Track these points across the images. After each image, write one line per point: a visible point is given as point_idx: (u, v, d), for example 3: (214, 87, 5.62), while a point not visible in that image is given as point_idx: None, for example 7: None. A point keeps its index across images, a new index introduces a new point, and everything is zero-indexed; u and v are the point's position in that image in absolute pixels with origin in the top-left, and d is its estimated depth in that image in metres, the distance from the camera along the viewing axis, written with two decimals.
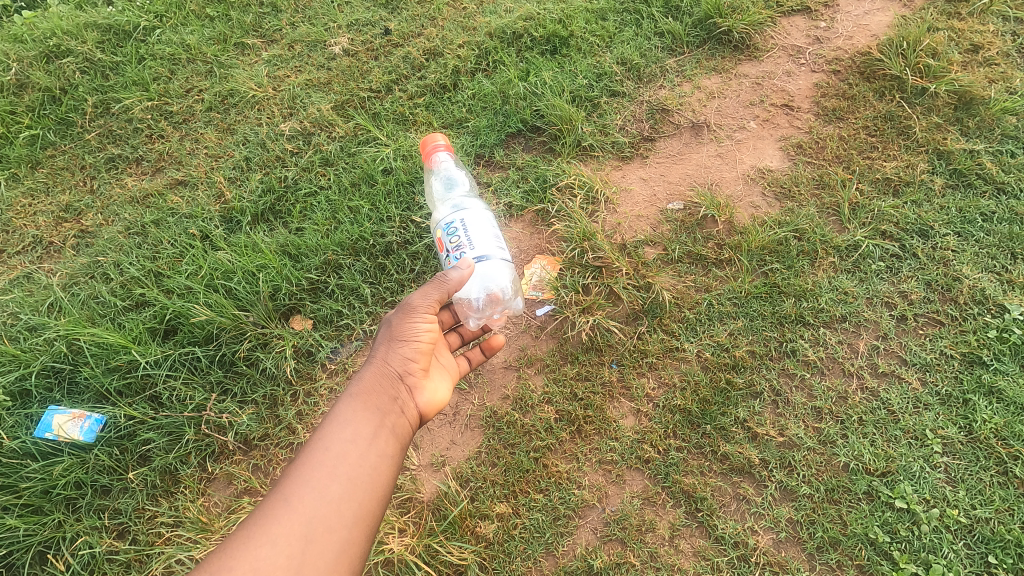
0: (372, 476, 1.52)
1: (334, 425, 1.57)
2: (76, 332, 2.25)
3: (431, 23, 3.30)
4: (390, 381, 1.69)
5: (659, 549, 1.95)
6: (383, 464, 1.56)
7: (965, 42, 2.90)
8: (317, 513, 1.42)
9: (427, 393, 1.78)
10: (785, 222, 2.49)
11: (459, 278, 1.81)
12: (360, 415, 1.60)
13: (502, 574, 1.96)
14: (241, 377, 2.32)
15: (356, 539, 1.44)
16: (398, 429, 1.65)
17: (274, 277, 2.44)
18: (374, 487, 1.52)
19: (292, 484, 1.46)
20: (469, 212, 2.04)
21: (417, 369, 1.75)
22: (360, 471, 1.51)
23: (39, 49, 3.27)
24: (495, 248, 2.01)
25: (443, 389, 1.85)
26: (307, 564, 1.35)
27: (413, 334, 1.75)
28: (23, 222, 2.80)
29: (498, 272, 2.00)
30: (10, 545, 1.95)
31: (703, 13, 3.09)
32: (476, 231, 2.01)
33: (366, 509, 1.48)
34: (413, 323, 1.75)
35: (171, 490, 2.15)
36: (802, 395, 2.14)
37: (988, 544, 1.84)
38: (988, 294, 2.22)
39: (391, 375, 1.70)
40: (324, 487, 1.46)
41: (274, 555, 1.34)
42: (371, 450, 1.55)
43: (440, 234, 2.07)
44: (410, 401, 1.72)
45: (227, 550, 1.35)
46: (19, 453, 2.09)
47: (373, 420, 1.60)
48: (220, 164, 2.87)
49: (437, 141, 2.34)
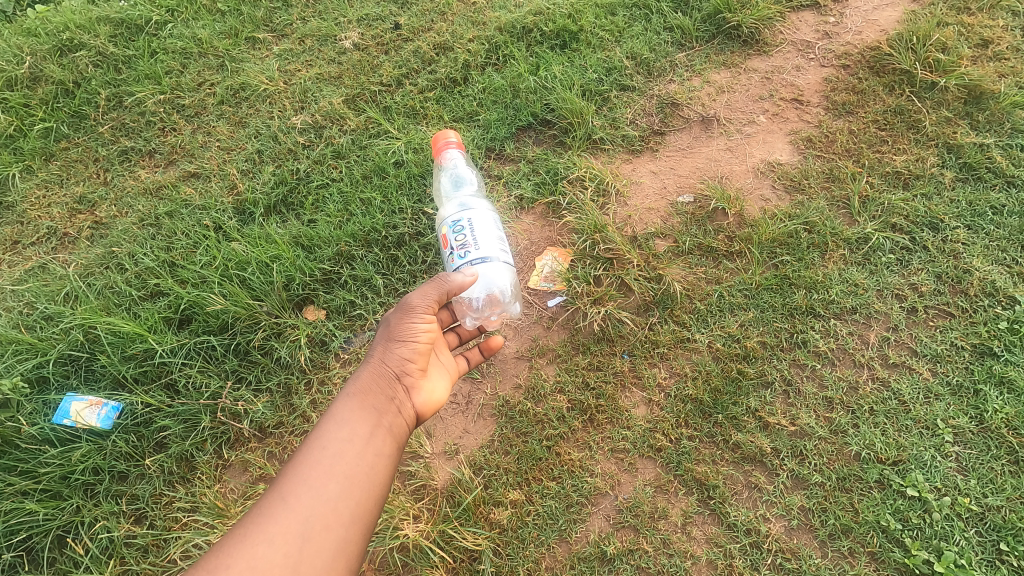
0: (369, 475, 1.52)
1: (331, 425, 1.56)
2: (93, 321, 2.28)
3: (441, 18, 3.32)
4: (387, 381, 1.69)
5: (672, 536, 1.97)
6: (380, 463, 1.55)
7: (975, 36, 2.91)
8: (315, 511, 1.41)
9: (424, 394, 1.77)
10: (795, 215, 2.50)
11: (462, 283, 1.83)
12: (357, 415, 1.59)
13: (515, 560, 1.97)
14: (255, 365, 2.34)
15: (354, 537, 1.43)
16: (394, 429, 1.65)
17: (288, 268, 2.46)
18: (372, 485, 1.51)
19: (289, 482, 1.45)
20: (476, 211, 2.01)
21: (414, 369, 1.74)
22: (357, 469, 1.50)
23: (52, 43, 3.29)
24: (500, 251, 1.99)
25: (440, 389, 1.85)
26: (304, 561, 1.34)
27: (412, 335, 1.74)
28: (37, 214, 2.82)
29: (501, 276, 2.00)
30: (30, 529, 1.99)
31: (713, 8, 3.10)
32: (483, 232, 1.99)
33: (364, 508, 1.47)
34: (412, 323, 1.74)
35: (187, 477, 2.17)
36: (813, 386, 2.16)
37: (1000, 532, 1.85)
38: (999, 286, 2.23)
39: (388, 375, 1.69)
40: (321, 485, 1.45)
41: (271, 553, 1.33)
42: (368, 449, 1.55)
43: (444, 229, 2.02)
44: (407, 401, 1.72)
45: (223, 548, 1.34)
46: (37, 439, 2.11)
47: (369, 419, 1.60)
48: (232, 157, 2.89)
49: (450, 138, 2.33)
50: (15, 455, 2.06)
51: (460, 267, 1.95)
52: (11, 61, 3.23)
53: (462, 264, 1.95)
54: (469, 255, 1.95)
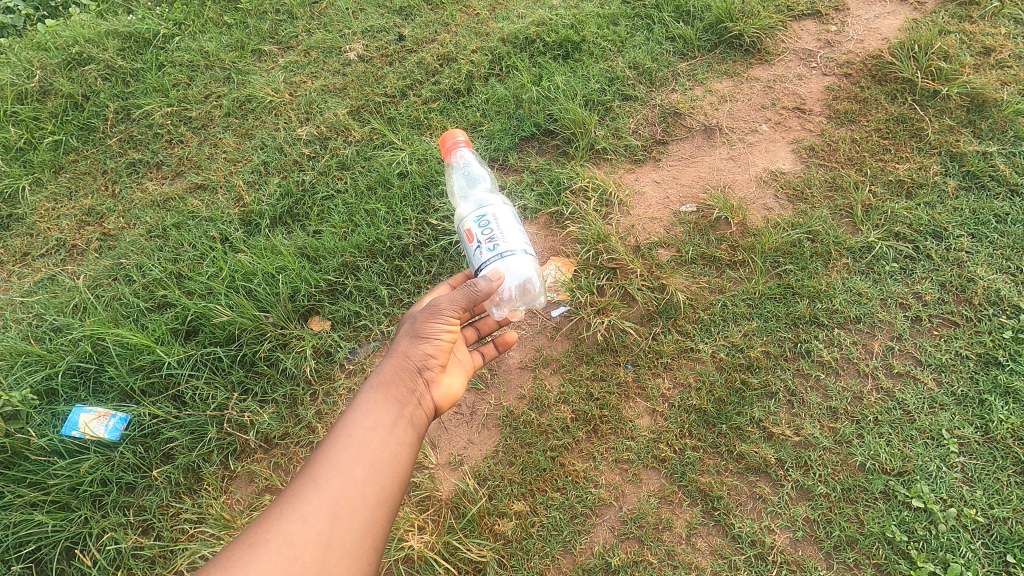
0: (395, 462, 1.50)
1: (356, 414, 1.54)
2: (101, 332, 2.30)
3: (444, 29, 3.37)
4: (409, 374, 1.66)
5: (676, 547, 1.96)
6: (404, 451, 1.54)
7: (977, 44, 2.92)
8: (343, 494, 1.40)
9: (442, 387, 1.75)
10: (799, 224, 2.51)
11: (488, 289, 1.76)
12: (382, 404, 1.57)
13: (520, 572, 1.97)
14: (261, 376, 2.36)
15: (379, 521, 1.42)
16: (416, 420, 1.62)
17: (294, 279, 2.48)
18: (397, 472, 1.50)
19: (319, 466, 1.44)
20: (498, 206, 1.95)
21: (436, 363, 1.72)
22: (383, 455, 1.49)
23: (62, 57, 3.34)
24: (525, 244, 1.93)
25: (457, 383, 1.82)
26: (334, 541, 1.34)
27: (435, 331, 1.72)
28: (46, 226, 2.85)
29: (528, 269, 1.93)
30: (39, 540, 2.00)
31: (715, 17, 3.13)
32: (508, 226, 1.92)
33: (390, 492, 1.46)
34: (435, 320, 1.72)
35: (194, 488, 2.18)
36: (817, 396, 2.15)
37: (1007, 543, 1.83)
38: (1003, 295, 2.23)
39: (411, 367, 1.66)
40: (349, 468, 1.44)
41: (305, 530, 1.33)
42: (393, 438, 1.53)
43: (467, 226, 1.95)
44: (427, 394, 1.69)
45: (257, 526, 1.34)
46: (46, 450, 2.13)
47: (393, 409, 1.58)
48: (239, 168, 2.93)
49: (458, 137, 2.22)
50: (25, 466, 2.08)
51: (487, 261, 1.88)
52: (22, 75, 3.26)
53: (489, 258, 1.88)
54: (497, 248, 1.88)
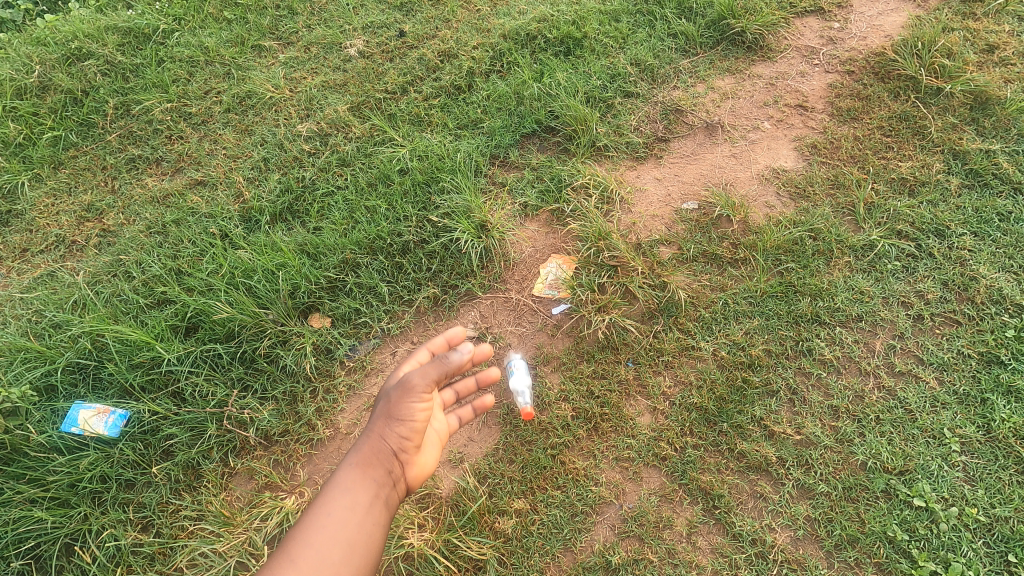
0: (367, 544, 1.66)
1: (332, 495, 1.70)
2: (100, 329, 2.30)
3: (445, 25, 3.36)
4: (384, 456, 1.78)
5: (677, 546, 1.95)
6: (376, 532, 1.69)
7: (980, 42, 2.91)
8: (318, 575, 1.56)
9: (415, 468, 1.86)
10: (801, 222, 2.50)
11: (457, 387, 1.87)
12: (357, 484, 1.72)
13: (520, 570, 1.95)
14: (261, 373, 2.35)
15: None
16: (390, 500, 1.77)
17: (294, 276, 2.47)
18: (369, 559, 1.65)
19: (299, 542, 1.61)
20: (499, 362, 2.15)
21: (411, 446, 1.83)
22: (357, 536, 1.65)
23: (61, 52, 3.32)
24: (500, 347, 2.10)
25: (430, 460, 1.93)
26: None
27: (410, 414, 1.82)
28: (46, 222, 2.84)
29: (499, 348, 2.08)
30: (38, 537, 1.99)
31: (717, 14, 3.12)
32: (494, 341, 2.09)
33: None
34: (409, 401, 1.82)
35: (194, 485, 2.17)
36: (819, 395, 2.15)
37: (1009, 543, 1.83)
38: (1005, 294, 2.22)
39: (386, 451, 1.78)
40: (325, 553, 1.59)
41: None
42: (367, 520, 1.68)
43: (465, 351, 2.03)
44: (401, 476, 1.81)
45: None
46: (46, 447, 2.12)
47: (370, 489, 1.73)
48: (239, 164, 2.92)
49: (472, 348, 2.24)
50: (24, 463, 2.07)
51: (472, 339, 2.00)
52: (21, 70, 3.25)
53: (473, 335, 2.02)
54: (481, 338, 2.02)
